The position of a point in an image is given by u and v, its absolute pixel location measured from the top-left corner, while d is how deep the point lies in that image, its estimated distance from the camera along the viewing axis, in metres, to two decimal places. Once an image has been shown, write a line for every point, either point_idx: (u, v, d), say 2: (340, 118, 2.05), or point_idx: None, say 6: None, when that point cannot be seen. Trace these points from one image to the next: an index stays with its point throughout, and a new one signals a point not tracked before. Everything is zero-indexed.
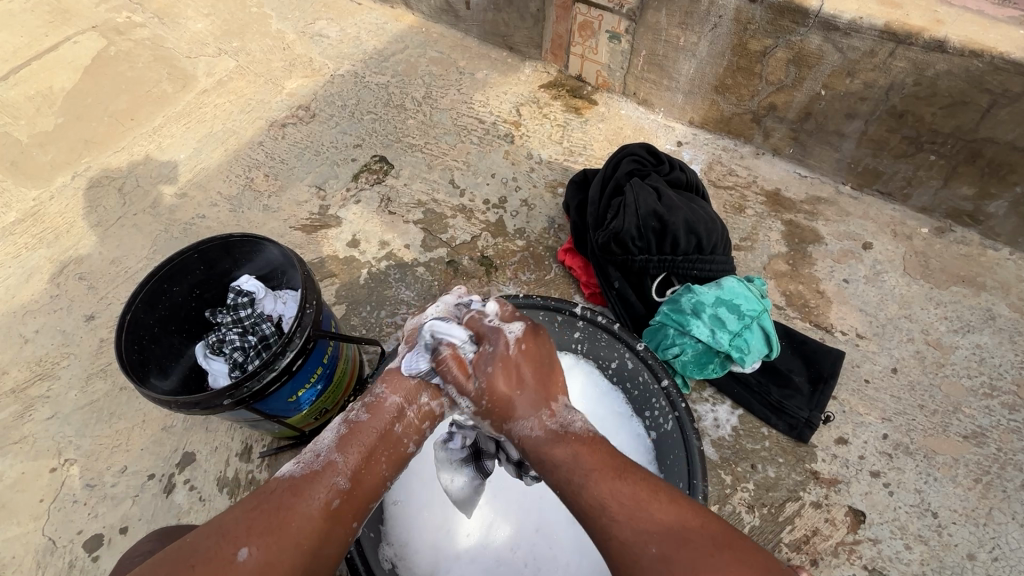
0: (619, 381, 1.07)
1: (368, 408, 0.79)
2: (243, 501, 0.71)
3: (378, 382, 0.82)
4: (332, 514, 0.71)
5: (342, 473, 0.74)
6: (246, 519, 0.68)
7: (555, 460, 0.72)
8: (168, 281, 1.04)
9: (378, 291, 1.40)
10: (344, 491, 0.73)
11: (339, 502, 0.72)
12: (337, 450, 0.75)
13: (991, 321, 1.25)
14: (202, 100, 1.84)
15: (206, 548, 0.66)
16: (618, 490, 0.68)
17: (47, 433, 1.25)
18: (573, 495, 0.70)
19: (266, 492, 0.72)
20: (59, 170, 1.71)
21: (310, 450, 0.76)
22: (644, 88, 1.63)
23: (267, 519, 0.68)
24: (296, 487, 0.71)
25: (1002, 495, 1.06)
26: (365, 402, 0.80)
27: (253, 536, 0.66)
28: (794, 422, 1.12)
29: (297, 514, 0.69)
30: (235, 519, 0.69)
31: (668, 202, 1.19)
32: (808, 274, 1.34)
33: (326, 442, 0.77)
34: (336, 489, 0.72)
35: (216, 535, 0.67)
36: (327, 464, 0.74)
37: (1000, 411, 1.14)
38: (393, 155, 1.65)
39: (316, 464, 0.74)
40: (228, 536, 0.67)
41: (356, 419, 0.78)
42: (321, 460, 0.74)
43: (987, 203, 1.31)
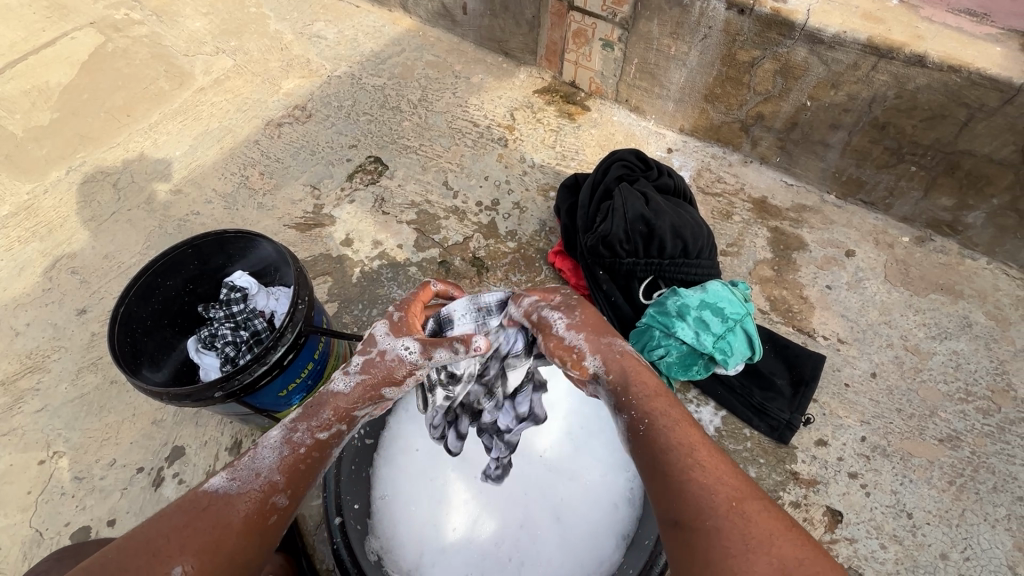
0: None
1: (312, 430, 0.79)
2: (170, 514, 0.68)
3: (320, 405, 0.81)
4: (267, 531, 0.72)
5: (282, 492, 0.74)
6: (178, 537, 0.66)
7: (654, 392, 0.78)
8: (162, 275, 1.05)
9: (370, 290, 1.41)
10: (282, 508, 0.74)
11: (276, 518, 0.73)
12: (279, 470, 0.75)
13: (968, 328, 1.29)
14: (199, 98, 1.85)
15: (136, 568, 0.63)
16: (707, 444, 0.72)
17: (36, 426, 1.26)
18: (666, 430, 0.73)
19: (195, 507, 0.70)
20: (54, 165, 1.71)
21: (246, 465, 0.74)
22: (635, 95, 1.67)
23: (204, 536, 0.67)
24: (233, 505, 0.71)
25: (974, 497, 1.09)
26: (308, 423, 0.79)
27: (188, 555, 0.65)
28: (776, 424, 1.15)
29: (235, 530, 0.69)
30: (164, 534, 0.66)
31: (656, 207, 1.21)
32: (792, 280, 1.37)
33: (264, 459, 0.75)
34: (276, 508, 0.73)
35: (145, 551, 0.64)
36: (267, 484, 0.73)
37: (975, 415, 1.18)
38: (388, 156, 1.67)
39: (256, 483, 0.73)
40: (160, 554, 0.64)
41: (300, 440, 0.78)
42: (260, 479, 0.73)
43: (965, 214, 1.35)
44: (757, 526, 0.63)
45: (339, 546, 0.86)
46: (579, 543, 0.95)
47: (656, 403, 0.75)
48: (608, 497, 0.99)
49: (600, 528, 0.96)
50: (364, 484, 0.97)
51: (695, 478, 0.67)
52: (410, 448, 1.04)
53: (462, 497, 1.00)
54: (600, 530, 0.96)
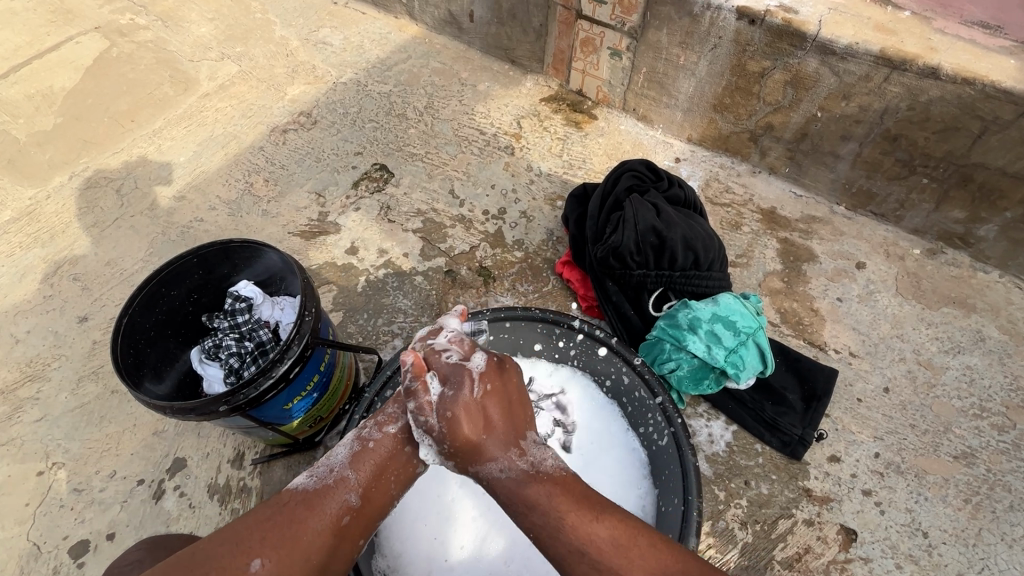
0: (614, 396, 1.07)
1: (380, 426, 0.80)
2: (256, 509, 0.70)
3: (389, 402, 0.83)
4: (342, 530, 0.71)
5: (355, 490, 0.74)
6: (259, 529, 0.67)
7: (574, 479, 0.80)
8: (166, 285, 1.03)
9: (375, 299, 1.40)
10: (355, 508, 0.73)
11: (349, 519, 0.72)
12: (350, 466, 0.75)
13: (981, 342, 1.27)
14: (204, 103, 1.84)
15: (220, 557, 0.64)
16: None
17: (35, 436, 1.24)
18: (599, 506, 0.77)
19: (279, 502, 0.71)
20: (57, 169, 1.70)
21: (325, 462, 0.76)
22: (643, 105, 1.66)
23: (280, 531, 0.67)
24: (310, 502, 0.71)
25: (991, 516, 1.07)
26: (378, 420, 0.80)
27: (268, 550, 0.66)
28: (788, 439, 1.13)
29: (311, 528, 0.69)
30: (248, 527, 0.68)
31: (667, 219, 1.20)
32: (802, 292, 1.36)
33: (338, 456, 0.77)
34: (347, 506, 0.72)
35: (230, 544, 0.66)
36: (341, 481, 0.74)
37: (990, 432, 1.16)
38: (394, 164, 1.66)
39: (330, 479, 0.74)
40: (242, 547, 0.65)
41: (368, 436, 0.78)
42: (335, 475, 0.74)
43: (977, 227, 1.34)
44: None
45: None
46: None
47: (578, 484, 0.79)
48: None
49: None
50: None
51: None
52: None
53: (469, 514, 0.98)
54: None
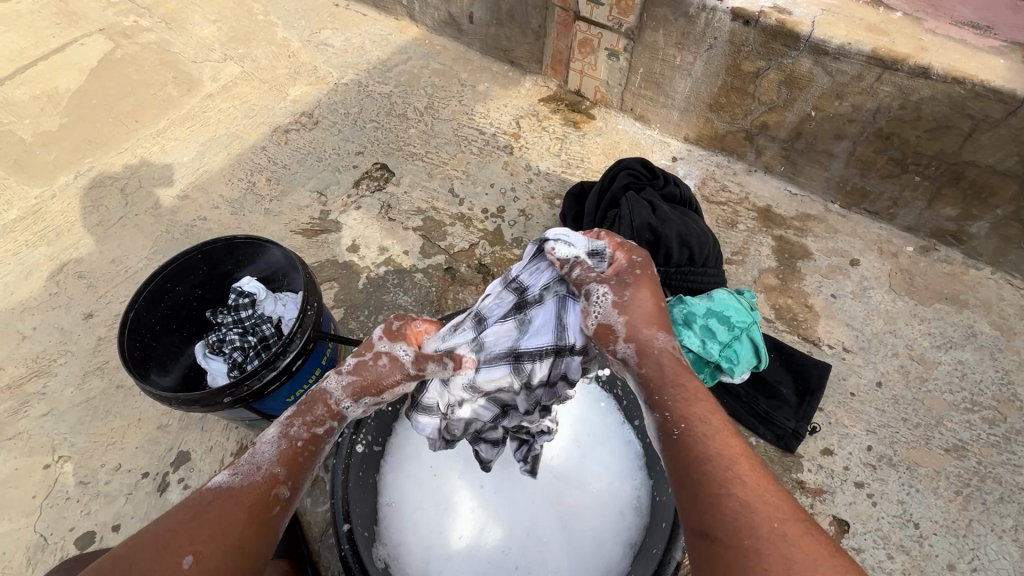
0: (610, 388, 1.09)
1: (309, 423, 0.76)
2: (177, 511, 0.65)
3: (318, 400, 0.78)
4: (273, 522, 0.69)
5: (283, 482, 0.71)
6: (183, 530, 0.64)
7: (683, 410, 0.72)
8: (171, 280, 1.06)
9: (376, 296, 1.42)
10: (286, 500, 0.70)
11: (282, 510, 0.70)
12: (278, 461, 0.72)
13: (973, 337, 1.29)
14: (207, 104, 1.87)
15: (143, 561, 0.61)
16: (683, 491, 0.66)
17: (42, 430, 1.26)
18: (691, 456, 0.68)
19: (201, 502, 0.67)
20: (62, 169, 1.73)
21: (246, 457, 0.72)
22: (640, 104, 1.68)
23: (207, 529, 0.64)
24: (237, 497, 0.68)
25: (981, 507, 1.09)
26: (305, 412, 0.77)
27: (197, 546, 0.63)
28: (782, 432, 1.15)
29: (240, 521, 0.66)
30: (168, 529, 0.64)
31: (662, 215, 1.22)
32: (797, 289, 1.38)
33: (264, 452, 0.73)
34: (279, 499, 0.70)
35: (152, 549, 0.62)
36: (269, 475, 0.70)
37: (981, 425, 1.18)
38: (394, 163, 1.68)
39: (257, 474, 0.70)
40: (166, 550, 0.62)
41: (298, 434, 0.75)
42: (260, 470, 0.71)
43: (969, 224, 1.36)
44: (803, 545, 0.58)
45: (345, 553, 0.84)
46: (586, 550, 0.95)
47: (694, 407, 0.71)
48: (614, 504, 0.99)
49: (608, 537, 0.96)
50: (371, 492, 0.97)
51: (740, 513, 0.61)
52: (418, 456, 1.03)
53: (467, 505, 1.00)
54: (606, 537, 0.96)
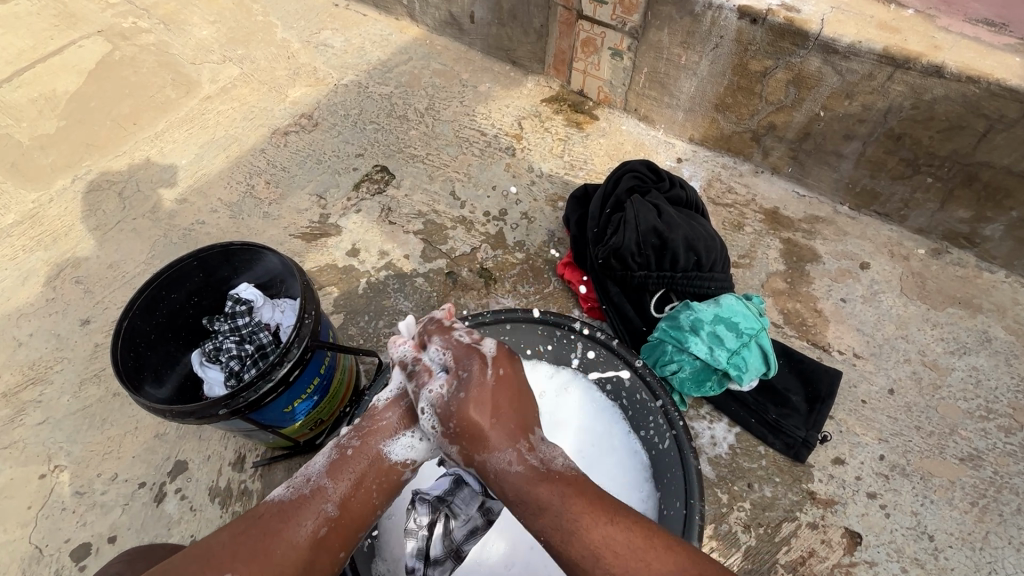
0: (615, 397, 1.06)
1: (360, 436, 0.79)
2: (232, 524, 0.73)
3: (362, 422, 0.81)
4: (319, 541, 0.72)
5: (331, 500, 0.74)
6: (234, 543, 0.70)
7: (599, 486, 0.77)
8: (166, 288, 1.03)
9: (376, 301, 1.40)
10: (332, 517, 0.74)
11: (327, 528, 0.73)
12: (327, 476, 0.76)
13: (987, 343, 1.26)
14: (206, 106, 1.85)
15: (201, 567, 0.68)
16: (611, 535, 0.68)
17: (38, 439, 1.24)
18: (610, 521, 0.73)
19: (256, 515, 0.74)
20: (60, 173, 1.71)
21: (303, 473, 0.78)
22: (644, 105, 1.65)
23: (253, 543, 0.70)
24: (285, 513, 0.73)
25: (998, 519, 1.06)
26: (357, 429, 0.80)
27: (240, 560, 0.68)
28: (791, 442, 1.12)
29: (285, 536, 0.71)
30: (226, 540, 0.71)
31: (668, 219, 1.19)
32: (806, 293, 1.35)
33: (316, 466, 0.78)
34: (324, 516, 0.73)
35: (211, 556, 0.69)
36: (317, 490, 0.75)
37: (997, 434, 1.15)
38: (395, 165, 1.66)
39: (307, 489, 0.75)
40: (219, 557, 0.69)
41: (347, 445, 0.78)
42: (311, 485, 0.75)
43: (983, 226, 1.32)
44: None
45: None
46: None
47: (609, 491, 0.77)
48: None
49: None
50: None
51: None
52: None
53: None
54: None
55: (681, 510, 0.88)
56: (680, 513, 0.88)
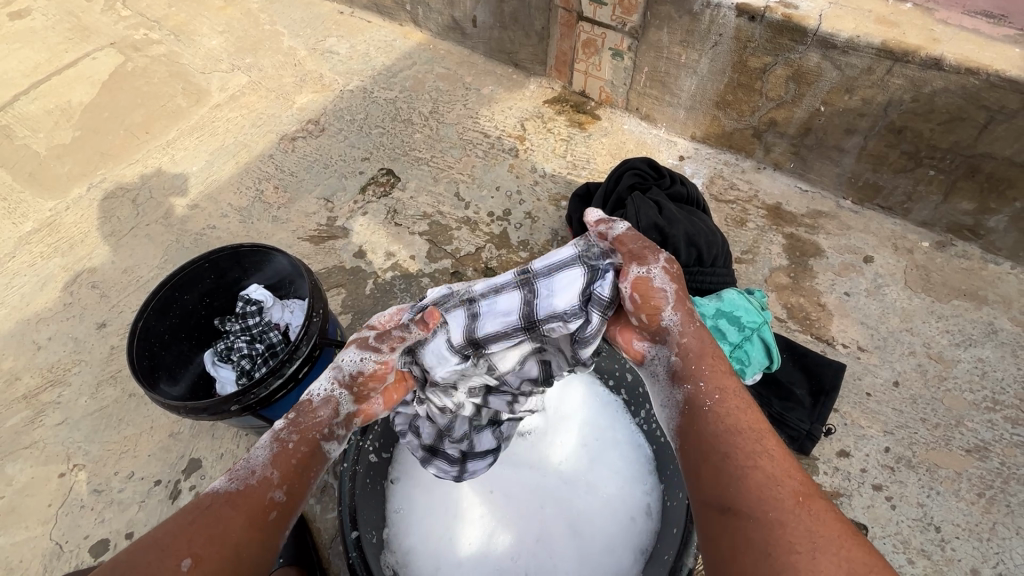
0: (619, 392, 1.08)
1: (297, 426, 0.79)
2: (164, 525, 0.67)
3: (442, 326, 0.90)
4: (269, 524, 0.71)
5: (278, 485, 0.74)
6: (182, 533, 0.66)
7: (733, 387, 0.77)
8: (179, 290, 1.06)
9: (383, 302, 1.42)
10: (281, 502, 0.73)
11: (276, 512, 0.72)
12: (272, 466, 0.75)
13: (993, 335, 1.26)
14: (215, 114, 1.89)
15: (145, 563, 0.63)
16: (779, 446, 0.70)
17: (57, 439, 1.28)
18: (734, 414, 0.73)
19: (200, 507, 0.69)
20: (76, 181, 1.75)
21: (242, 464, 0.75)
22: (646, 104, 1.66)
23: (197, 537, 0.66)
24: (233, 501, 0.70)
25: (1005, 510, 1.05)
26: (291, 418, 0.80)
27: (193, 550, 0.64)
28: (795, 435, 1.13)
29: (237, 522, 0.68)
30: (171, 533, 0.66)
31: (669, 215, 1.20)
32: (809, 287, 1.36)
33: (258, 457, 0.75)
34: (274, 501, 0.72)
35: (151, 552, 0.64)
36: (263, 478, 0.73)
37: (1003, 425, 1.14)
38: (400, 168, 1.69)
39: (250, 479, 0.73)
40: (166, 551, 0.64)
41: (288, 437, 0.78)
42: (256, 475, 0.73)
43: (987, 218, 1.32)
44: (824, 524, 0.61)
45: (354, 561, 0.83)
46: (597, 555, 0.94)
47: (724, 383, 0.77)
48: (626, 510, 0.97)
49: (622, 546, 0.94)
50: (378, 497, 0.97)
51: (761, 466, 0.66)
52: None
53: (477, 511, 0.99)
54: (616, 544, 0.94)
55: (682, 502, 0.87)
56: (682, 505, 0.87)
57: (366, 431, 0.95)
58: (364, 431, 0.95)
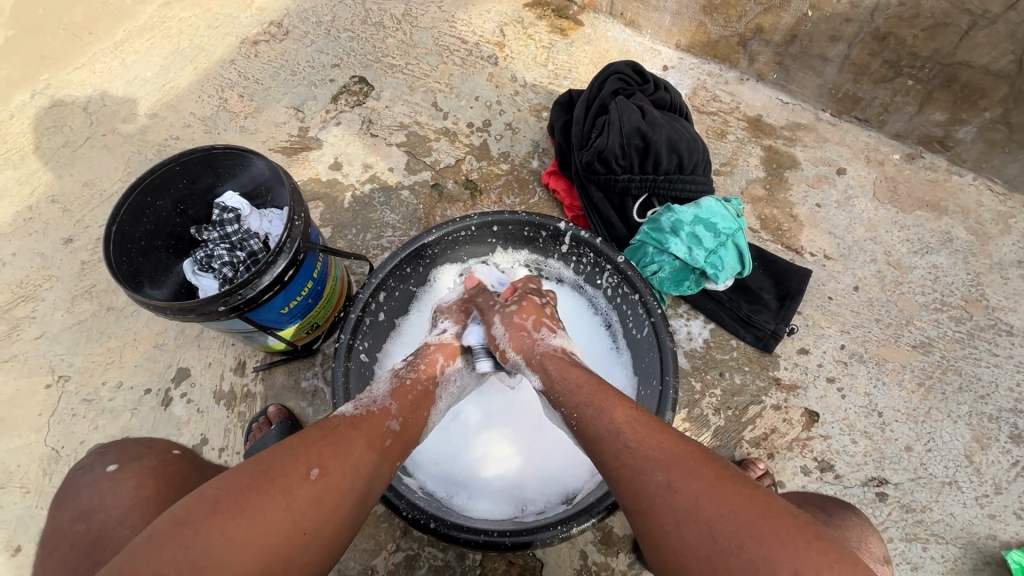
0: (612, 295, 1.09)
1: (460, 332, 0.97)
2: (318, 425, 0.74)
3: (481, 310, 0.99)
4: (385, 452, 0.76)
5: (394, 417, 0.80)
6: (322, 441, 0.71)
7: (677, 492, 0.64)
8: (152, 195, 1.02)
9: (363, 215, 1.40)
10: (394, 432, 0.79)
11: (390, 441, 0.78)
12: (389, 398, 0.82)
13: (948, 243, 1.33)
14: (165, 14, 1.72)
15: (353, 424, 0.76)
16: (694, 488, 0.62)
17: (38, 351, 1.27)
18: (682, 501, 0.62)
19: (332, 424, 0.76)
20: (17, 87, 1.61)
21: (364, 396, 0.82)
22: (631, 9, 1.60)
23: (277, 469, 0.65)
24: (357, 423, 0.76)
25: (941, 396, 1.17)
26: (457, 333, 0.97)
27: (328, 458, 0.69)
28: (761, 334, 1.20)
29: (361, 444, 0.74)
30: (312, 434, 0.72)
31: (652, 120, 1.18)
32: (782, 199, 1.39)
33: (379, 391, 0.83)
34: (388, 430, 0.78)
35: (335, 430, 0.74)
36: (381, 410, 0.80)
37: (948, 323, 1.24)
38: (373, 76, 1.60)
39: (373, 408, 0.80)
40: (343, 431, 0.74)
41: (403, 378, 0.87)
42: (376, 406, 0.80)
43: (957, 129, 1.35)
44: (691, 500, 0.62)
45: None
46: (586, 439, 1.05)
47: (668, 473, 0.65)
48: None
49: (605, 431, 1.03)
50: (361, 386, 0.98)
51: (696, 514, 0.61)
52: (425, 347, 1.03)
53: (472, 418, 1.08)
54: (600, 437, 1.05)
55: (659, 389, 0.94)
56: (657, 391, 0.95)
57: (354, 332, 0.98)
58: (355, 332, 0.99)
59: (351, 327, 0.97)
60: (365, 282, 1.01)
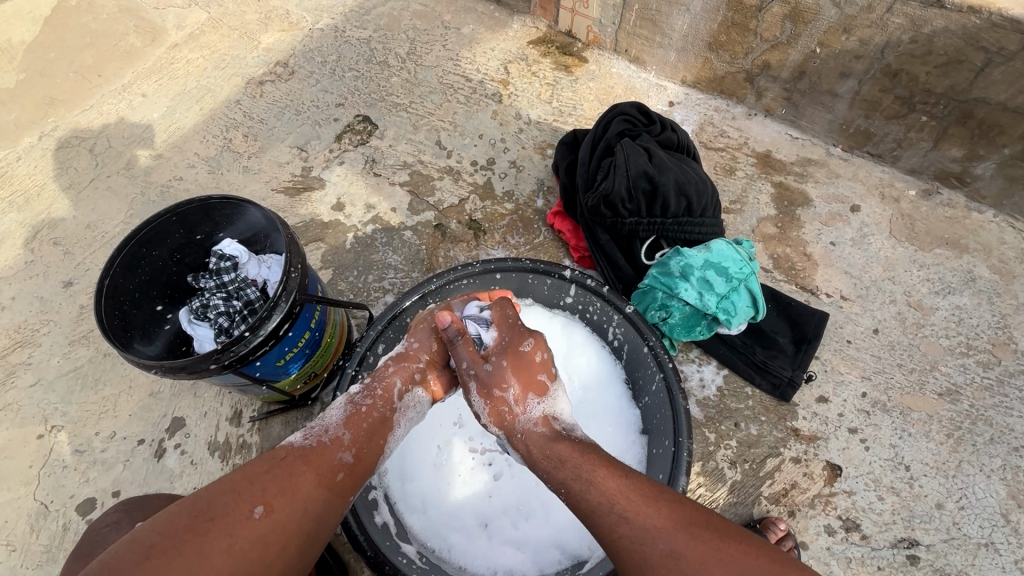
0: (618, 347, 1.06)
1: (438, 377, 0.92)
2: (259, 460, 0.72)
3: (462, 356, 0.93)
4: (334, 486, 0.73)
5: (347, 447, 0.77)
6: (260, 481, 0.69)
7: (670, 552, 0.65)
8: (146, 246, 1.00)
9: (365, 256, 1.38)
10: (348, 464, 0.76)
11: (343, 475, 0.75)
12: (343, 426, 0.79)
13: (971, 282, 1.27)
14: (173, 55, 1.74)
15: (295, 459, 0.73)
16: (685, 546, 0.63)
17: (32, 400, 1.24)
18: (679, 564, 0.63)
19: (276, 458, 0.73)
20: (26, 129, 1.63)
21: (317, 423, 0.79)
22: (635, 45, 1.59)
23: (215, 512, 0.64)
24: (306, 457, 0.73)
25: (972, 448, 1.10)
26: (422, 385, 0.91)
27: (267, 497, 0.67)
28: (777, 381, 1.15)
29: (308, 478, 0.72)
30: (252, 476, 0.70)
31: (659, 162, 1.15)
32: (796, 237, 1.35)
33: (333, 417, 0.80)
34: (341, 463, 0.75)
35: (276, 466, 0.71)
36: (335, 440, 0.77)
37: (975, 368, 1.18)
38: (377, 115, 1.60)
39: (324, 438, 0.77)
40: (288, 470, 0.71)
41: (360, 402, 0.83)
42: (330, 435, 0.78)
43: (975, 164, 1.31)
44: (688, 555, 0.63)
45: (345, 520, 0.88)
46: None
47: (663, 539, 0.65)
48: None
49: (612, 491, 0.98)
50: None
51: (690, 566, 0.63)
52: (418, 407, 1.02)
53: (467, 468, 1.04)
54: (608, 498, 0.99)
55: (670, 447, 0.90)
56: (669, 451, 0.90)
57: (351, 388, 0.96)
58: (352, 388, 0.96)
59: (347, 383, 0.95)
60: (363, 335, 0.99)
